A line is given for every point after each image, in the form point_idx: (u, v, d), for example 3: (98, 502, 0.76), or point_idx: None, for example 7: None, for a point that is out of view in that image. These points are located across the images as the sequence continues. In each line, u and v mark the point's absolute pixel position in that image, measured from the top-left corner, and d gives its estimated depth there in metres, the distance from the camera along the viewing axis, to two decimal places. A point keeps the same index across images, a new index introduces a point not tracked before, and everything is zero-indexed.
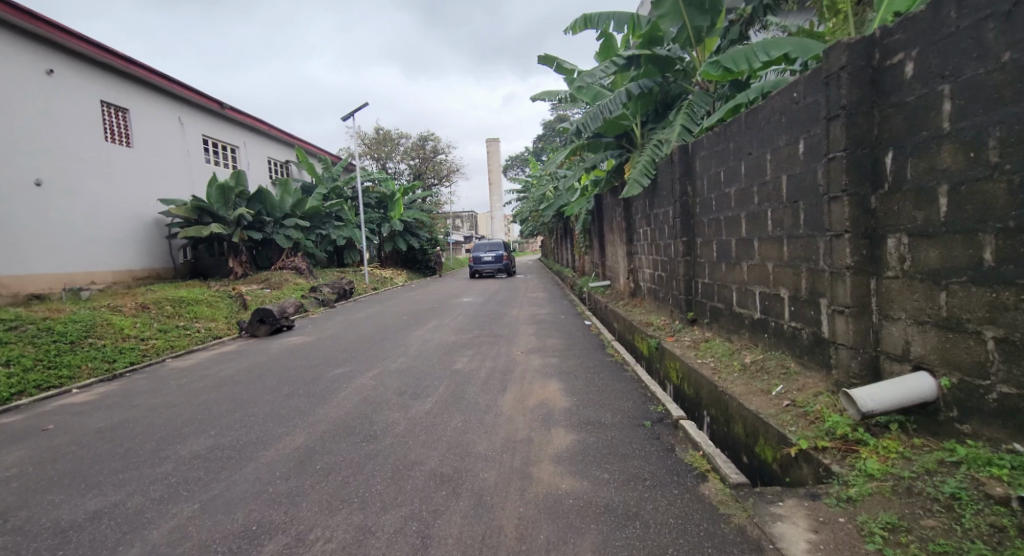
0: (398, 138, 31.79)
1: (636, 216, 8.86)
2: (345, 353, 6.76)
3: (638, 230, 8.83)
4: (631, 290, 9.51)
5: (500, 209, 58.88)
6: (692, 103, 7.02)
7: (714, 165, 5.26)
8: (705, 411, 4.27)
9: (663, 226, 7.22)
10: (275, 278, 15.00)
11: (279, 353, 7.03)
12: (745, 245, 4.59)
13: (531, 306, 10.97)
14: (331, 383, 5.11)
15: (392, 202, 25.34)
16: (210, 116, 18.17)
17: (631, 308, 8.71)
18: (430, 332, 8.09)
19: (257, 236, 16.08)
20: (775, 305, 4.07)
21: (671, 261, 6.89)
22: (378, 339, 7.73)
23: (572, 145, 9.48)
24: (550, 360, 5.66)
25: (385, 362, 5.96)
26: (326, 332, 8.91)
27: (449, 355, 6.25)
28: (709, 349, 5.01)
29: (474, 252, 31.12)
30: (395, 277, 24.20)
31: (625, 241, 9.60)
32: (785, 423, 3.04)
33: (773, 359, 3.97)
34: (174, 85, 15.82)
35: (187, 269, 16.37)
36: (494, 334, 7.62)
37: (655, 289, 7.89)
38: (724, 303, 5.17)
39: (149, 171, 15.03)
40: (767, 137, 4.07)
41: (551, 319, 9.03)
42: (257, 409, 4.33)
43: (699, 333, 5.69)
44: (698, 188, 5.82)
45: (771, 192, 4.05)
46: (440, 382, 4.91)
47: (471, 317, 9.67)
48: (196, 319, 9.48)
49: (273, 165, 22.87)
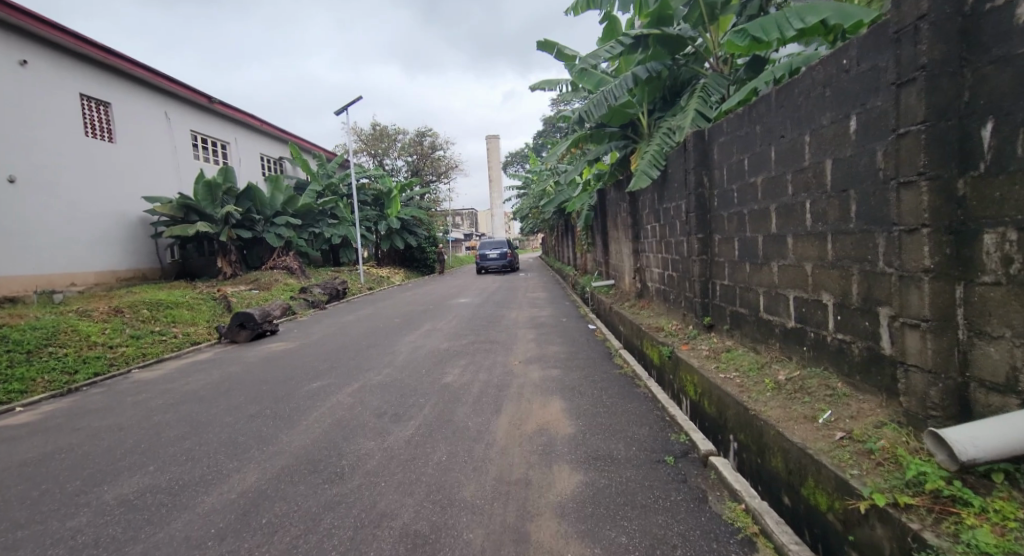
0: (395, 134, 31.21)
1: (643, 212, 8.25)
2: (327, 362, 6.18)
3: (645, 227, 8.23)
4: (637, 291, 8.92)
5: (500, 206, 58.28)
6: (706, 87, 6.39)
7: (736, 152, 4.67)
8: (731, 436, 3.68)
9: (674, 223, 6.62)
10: (265, 278, 14.45)
11: (256, 362, 6.45)
12: (775, 243, 3.99)
13: (530, 308, 10.38)
14: (304, 400, 4.52)
15: (389, 199, 24.76)
16: (199, 110, 17.58)
17: (638, 310, 8.12)
18: (421, 337, 7.50)
19: (247, 234, 15.49)
20: (814, 313, 3.48)
21: (683, 261, 6.30)
22: (366, 345, 7.15)
23: (574, 137, 8.88)
24: (551, 372, 5.07)
25: (369, 374, 5.38)
26: (311, 337, 8.32)
27: (440, 365, 5.66)
28: (732, 361, 4.42)
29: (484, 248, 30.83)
30: (392, 276, 23.64)
31: (631, 238, 9.00)
32: (845, 465, 2.46)
33: (815, 378, 3.37)
34: (160, 79, 15.23)
35: (174, 270, 15.81)
36: (490, 340, 7.02)
37: (664, 291, 7.30)
38: (747, 309, 4.58)
39: (133, 167, 14.43)
40: (806, 116, 3.48)
41: (553, 322, 8.45)
42: (212, 435, 3.73)
43: (717, 341, 5.10)
44: (716, 179, 5.22)
45: (810, 180, 3.45)
46: (427, 400, 4.34)
47: (467, 320, 9.08)
48: (172, 323, 8.88)
49: (265, 161, 22.28)
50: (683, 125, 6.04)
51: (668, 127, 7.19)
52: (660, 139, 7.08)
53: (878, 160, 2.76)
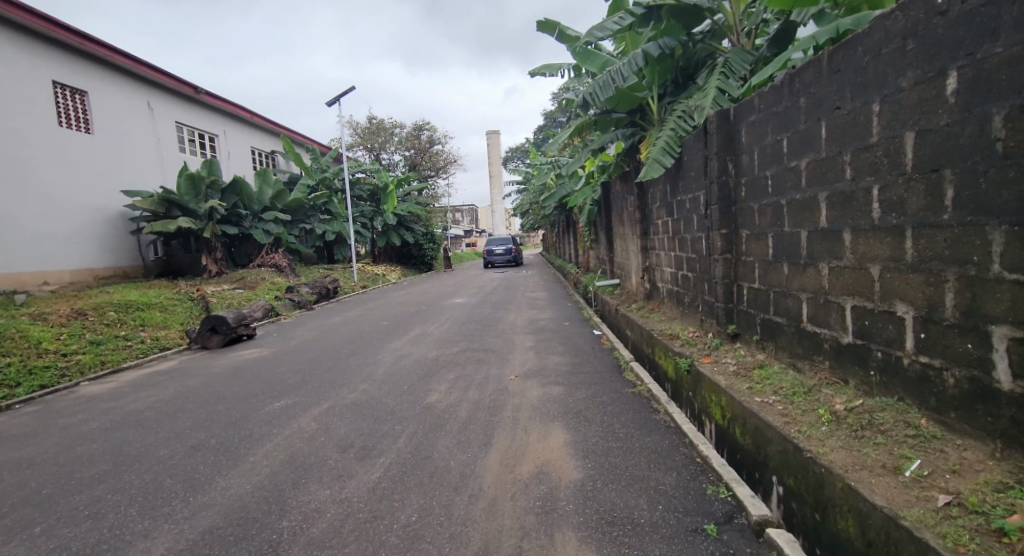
0: (392, 128, 30.47)
1: (653, 206, 7.51)
2: (301, 373, 5.49)
3: (655, 222, 7.50)
4: (646, 292, 8.20)
5: (500, 203, 57.64)
6: (727, 62, 5.67)
7: (772, 133, 3.95)
8: (774, 478, 2.99)
9: (691, 217, 5.90)
10: (251, 277, 13.75)
11: (222, 374, 5.75)
12: (826, 240, 3.28)
13: (529, 309, 9.67)
14: (260, 426, 3.81)
15: (385, 194, 24.07)
16: (184, 101, 16.85)
17: (648, 314, 7.40)
18: (409, 344, 6.80)
19: (232, 230, 14.86)
20: (884, 328, 2.77)
21: (701, 260, 5.59)
22: (347, 354, 6.45)
23: (577, 123, 8.16)
24: (552, 390, 4.37)
25: (343, 390, 4.69)
26: (289, 343, 7.61)
27: (426, 379, 4.97)
28: (767, 381, 3.71)
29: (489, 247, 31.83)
30: (389, 274, 22.98)
31: (639, 235, 8.27)
32: (964, 550, 1.76)
33: (887, 412, 2.66)
34: (143, 67, 14.51)
35: (158, 268, 15.15)
36: (484, 348, 6.32)
37: (678, 294, 6.58)
38: (785, 317, 3.88)
39: (112, 159, 13.69)
40: (875, 79, 2.77)
41: (554, 326, 7.74)
42: (135, 476, 3.03)
43: (746, 354, 4.39)
44: (744, 166, 4.51)
45: (880, 161, 2.74)
46: (405, 426, 3.65)
47: (461, 323, 8.36)
48: (141, 326, 8.17)
49: (256, 155, 21.57)
50: (702, 105, 5.32)
51: (682, 110, 6.48)
52: (674, 124, 6.37)
53: (995, 128, 2.06)
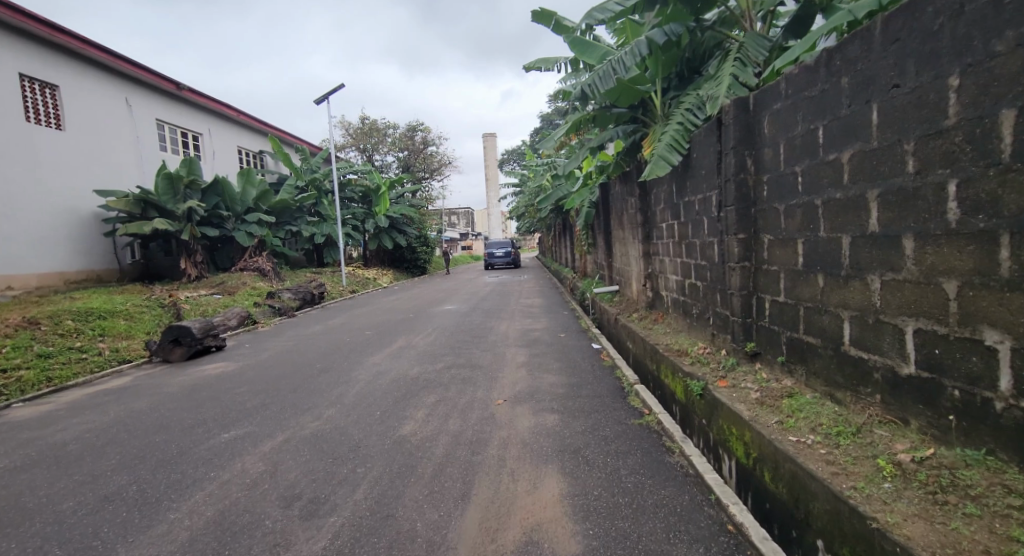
0: (386, 129, 29.87)
1: (657, 208, 6.95)
2: (263, 395, 4.87)
3: (658, 226, 6.94)
4: (649, 301, 7.62)
5: (496, 206, 57.20)
6: (743, 48, 5.09)
7: (802, 121, 3.39)
8: (819, 543, 2.40)
9: (701, 220, 5.33)
10: (231, 282, 13.13)
11: (176, 394, 5.12)
12: (878, 247, 2.70)
13: (523, 318, 9.07)
14: (197, 467, 3.19)
15: (377, 196, 23.50)
16: (165, 98, 16.23)
17: (651, 326, 6.83)
18: (389, 359, 6.19)
19: (213, 233, 14.23)
20: (965, 360, 2.19)
21: (713, 268, 5.02)
22: (320, 370, 5.84)
23: (573, 120, 7.59)
24: (546, 420, 3.77)
25: (305, 417, 4.07)
26: (260, 356, 6.97)
27: (403, 404, 4.36)
28: (800, 415, 3.13)
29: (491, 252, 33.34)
30: (380, 278, 22.39)
31: (640, 239, 7.70)
32: None
33: (976, 470, 2.09)
34: (119, 61, 13.88)
35: (135, 271, 14.49)
36: (472, 365, 5.71)
37: (685, 305, 6.00)
38: (819, 338, 3.30)
39: (84, 157, 13.02)
40: (952, 46, 2.20)
41: (549, 338, 7.14)
42: (18, 542, 2.40)
43: (768, 379, 3.82)
44: (766, 163, 3.94)
45: (961, 150, 2.17)
46: (370, 470, 3.04)
47: (449, 334, 7.75)
48: (99, 336, 7.51)
49: (243, 155, 20.95)
50: (715, 93, 4.75)
51: (690, 104, 5.90)
52: (681, 118, 5.80)
53: None
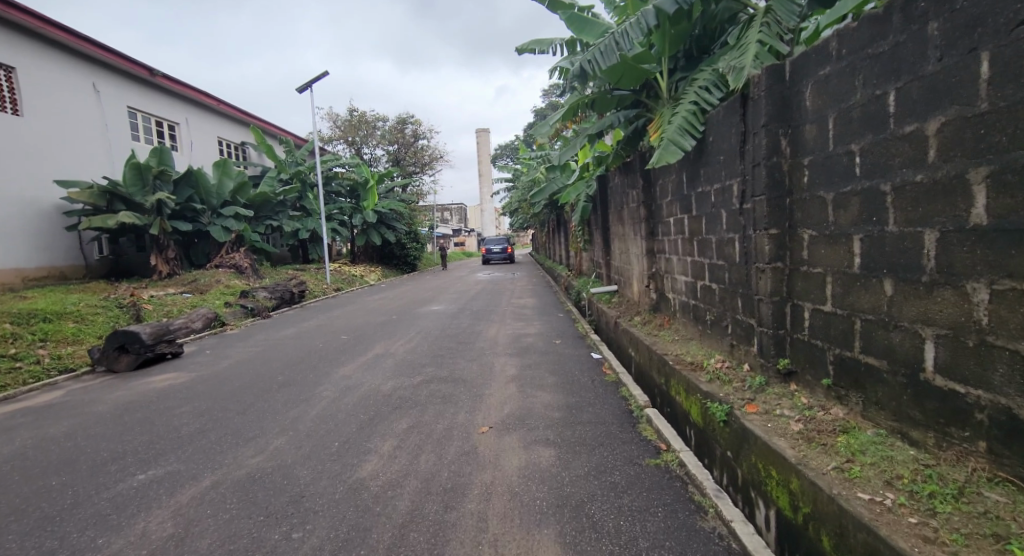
0: (375, 121, 28.99)
1: (663, 201, 6.27)
2: (208, 416, 4.15)
3: (665, 221, 6.26)
4: (653, 304, 6.94)
5: (489, 202, 56.50)
6: (771, 12, 4.38)
7: (864, 87, 2.69)
8: None
9: (718, 214, 4.64)
10: (204, 280, 12.35)
11: (105, 414, 4.36)
12: (986, 245, 2.02)
13: (514, 321, 8.36)
14: (87, 527, 2.46)
15: (366, 190, 22.72)
16: (138, 84, 15.44)
17: (656, 331, 6.17)
18: (362, 371, 5.46)
19: (185, 227, 13.41)
20: None
21: (734, 269, 4.34)
22: (283, 383, 5.12)
23: (569, 103, 6.89)
24: (538, 457, 3.07)
25: (246, 451, 3.34)
26: (220, 365, 6.22)
27: (370, 431, 3.65)
28: (865, 460, 2.45)
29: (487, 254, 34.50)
30: (368, 276, 21.63)
31: (644, 236, 7.01)
32: None
33: None
34: (82, 42, 13.06)
35: (103, 268, 13.67)
36: (455, 378, 5.00)
37: (698, 310, 5.33)
38: (884, 361, 2.62)
39: (45, 144, 12.17)
40: None
41: (543, 344, 6.44)
42: None
43: (811, 406, 3.14)
44: (806, 142, 3.25)
45: None
46: (310, 534, 2.34)
47: (433, 340, 7.03)
48: (40, 341, 6.72)
49: (224, 146, 20.14)
50: (739, 64, 4.05)
51: (704, 82, 5.22)
52: (694, 98, 5.10)
53: None
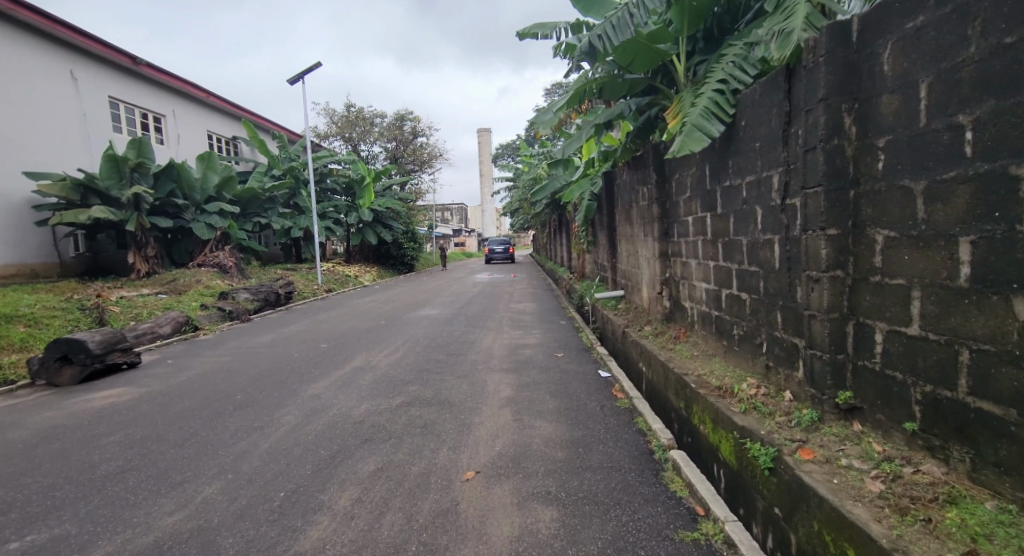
0: (372, 118, 28.26)
1: (681, 198, 5.57)
2: (137, 448, 3.44)
3: (681, 221, 5.57)
4: (667, 314, 6.25)
5: (490, 202, 55.84)
6: None
7: (981, 36, 2.00)
8: None
9: (751, 211, 3.94)
10: (183, 281, 11.65)
11: (18, 443, 3.65)
12: None
13: (512, 330, 7.65)
14: None
15: (361, 187, 22.03)
16: (119, 73, 14.97)
17: (670, 345, 5.48)
18: (335, 389, 4.75)
19: (165, 223, 12.71)
20: None
21: (773, 277, 3.64)
22: (240, 404, 4.40)
23: (574, 87, 6.22)
24: (535, 522, 2.36)
25: (165, 504, 2.63)
26: (178, 379, 5.51)
27: (328, 475, 2.95)
28: (996, 552, 1.75)
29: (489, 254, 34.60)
30: (363, 276, 20.94)
31: (657, 237, 6.31)
32: None
33: None
34: (57, 26, 12.56)
35: (78, 266, 13.03)
36: (441, 401, 4.30)
37: (723, 324, 4.62)
38: (1014, 410, 1.90)
39: (13, 132, 11.63)
40: None
41: (544, 357, 5.73)
42: None
43: (888, 457, 2.43)
44: (881, 118, 2.55)
45: None
46: None
47: (421, 351, 6.32)
48: None
49: (213, 140, 19.56)
50: (786, 28, 3.39)
51: (733, 57, 4.55)
52: (722, 74, 4.43)
53: None
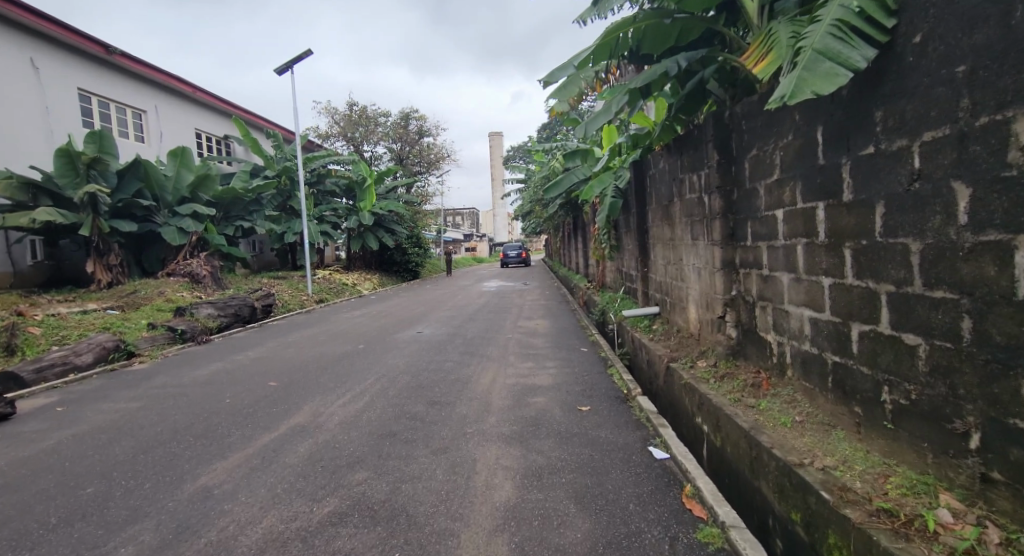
0: (376, 117, 26.84)
1: (763, 183, 3.85)
2: None
3: (765, 217, 3.85)
4: (733, 347, 4.53)
5: (502, 208, 54.43)
6: None
7: None
8: None
9: (938, 192, 2.21)
10: (142, 295, 10.15)
11: None
12: None
13: (520, 361, 5.97)
14: None
15: (362, 189, 20.58)
16: (90, 62, 13.68)
17: (749, 399, 3.74)
18: (243, 476, 3.09)
19: (128, 228, 11.25)
20: None
21: (1010, 315, 1.90)
22: (78, 507, 2.75)
23: (606, 30, 4.47)
24: None
25: None
26: (41, 443, 3.89)
27: None
28: None
29: (502, 261, 33.70)
30: (362, 285, 19.43)
31: (717, 241, 4.61)
32: None
33: None
34: (11, 7, 11.17)
35: (34, 276, 11.62)
36: (400, 508, 2.63)
37: (853, 379, 2.88)
38: None
39: None
40: None
41: (563, 412, 4.03)
42: None
43: None
44: None
45: None
46: None
47: (395, 398, 4.67)
48: None
49: (202, 139, 18.31)
50: None
51: None
52: None
53: None
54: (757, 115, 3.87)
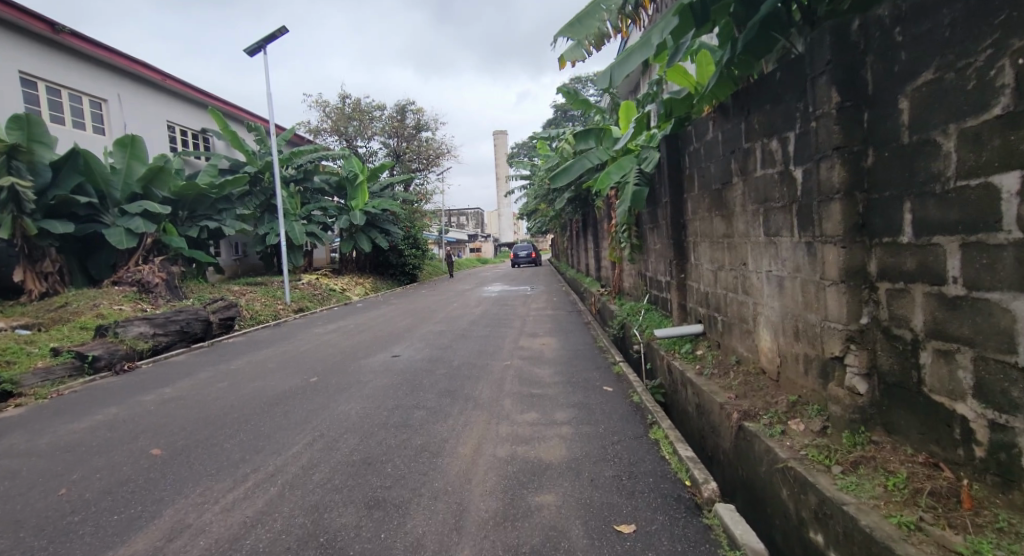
0: (371, 111, 25.21)
1: (954, 128, 2.11)
2: None
3: (960, 188, 2.10)
4: (863, 410, 2.77)
5: (507, 208, 52.87)
6: None
7: None
8: None
9: None
10: (71, 308, 8.49)
11: None
12: None
13: (518, 409, 4.23)
14: None
15: (353, 186, 18.96)
16: (35, 42, 12.08)
17: (942, 533, 1.96)
18: None
19: (61, 230, 9.52)
20: None
21: None
22: None
23: None
24: None
25: None
26: None
27: None
28: None
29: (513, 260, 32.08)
30: (352, 290, 17.79)
31: (832, 237, 2.86)
32: None
33: None
34: None
35: None
36: None
37: None
38: None
39: None
40: None
41: (589, 544, 2.27)
42: None
43: None
44: None
45: None
46: None
47: (320, 489, 2.97)
48: None
49: (176, 133, 16.75)
50: None
51: None
52: None
53: None
54: (942, 6, 2.12)
